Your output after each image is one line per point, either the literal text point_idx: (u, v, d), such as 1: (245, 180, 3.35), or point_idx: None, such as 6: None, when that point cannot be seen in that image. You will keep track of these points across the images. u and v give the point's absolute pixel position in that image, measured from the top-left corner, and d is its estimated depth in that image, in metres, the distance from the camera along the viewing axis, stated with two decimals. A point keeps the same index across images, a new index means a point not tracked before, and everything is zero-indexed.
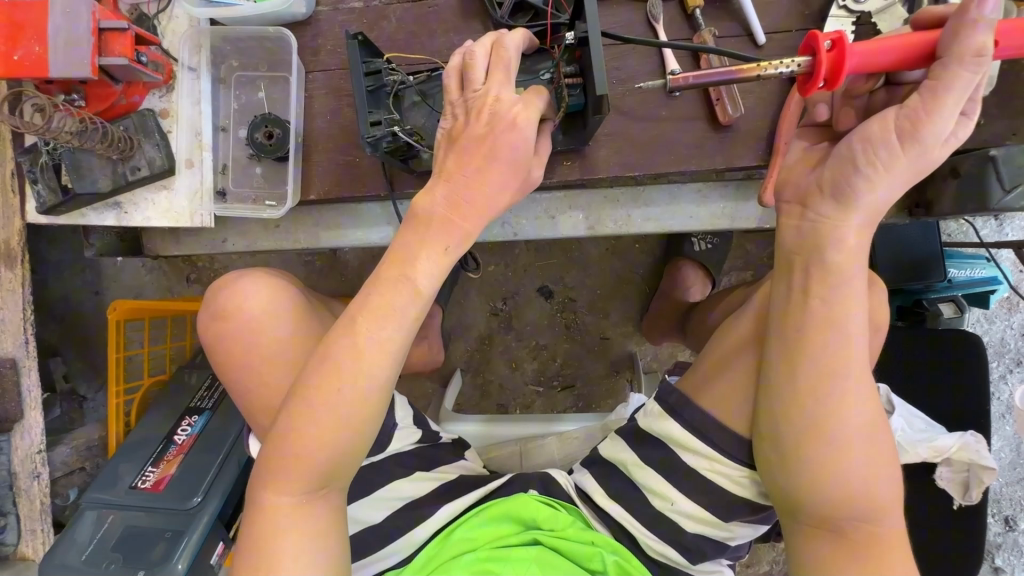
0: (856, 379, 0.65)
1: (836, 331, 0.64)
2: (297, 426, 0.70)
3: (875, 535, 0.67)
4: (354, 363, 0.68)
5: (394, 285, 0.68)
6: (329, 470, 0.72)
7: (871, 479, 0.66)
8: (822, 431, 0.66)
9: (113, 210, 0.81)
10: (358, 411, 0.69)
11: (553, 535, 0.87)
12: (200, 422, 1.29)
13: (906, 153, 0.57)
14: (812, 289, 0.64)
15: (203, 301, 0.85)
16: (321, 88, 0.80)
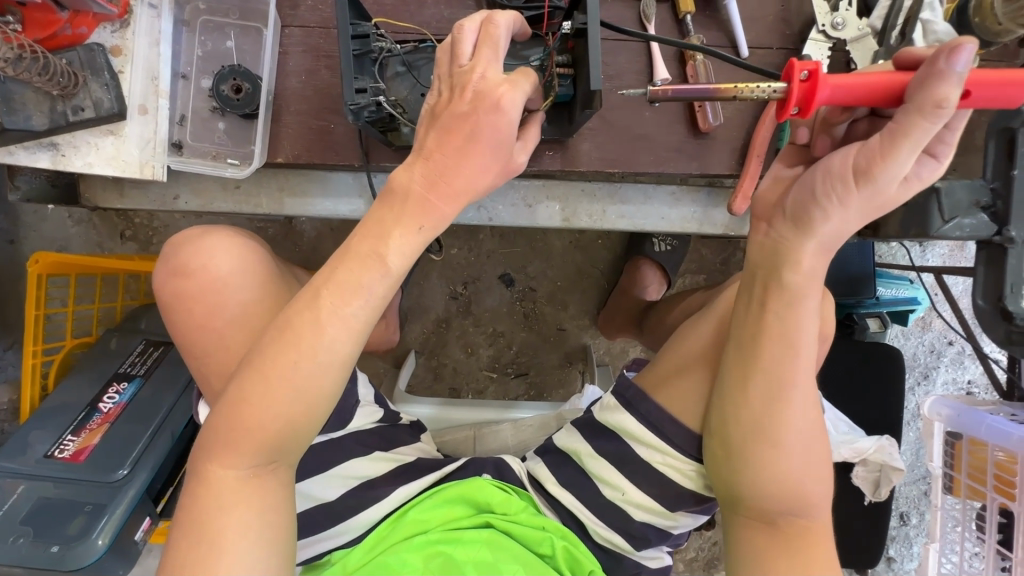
0: (800, 386, 0.70)
1: (788, 341, 0.69)
2: (248, 400, 0.67)
3: (805, 529, 0.73)
4: (315, 340, 0.66)
5: (361, 263, 0.66)
6: (284, 444, 0.70)
7: (806, 477, 0.71)
8: (766, 433, 0.70)
9: (48, 152, 0.73)
10: (316, 390, 0.67)
11: (505, 519, 0.89)
12: (129, 390, 1.22)
13: (860, 190, 0.61)
14: (769, 300, 0.68)
15: (161, 255, 0.79)
16: (297, 45, 0.75)
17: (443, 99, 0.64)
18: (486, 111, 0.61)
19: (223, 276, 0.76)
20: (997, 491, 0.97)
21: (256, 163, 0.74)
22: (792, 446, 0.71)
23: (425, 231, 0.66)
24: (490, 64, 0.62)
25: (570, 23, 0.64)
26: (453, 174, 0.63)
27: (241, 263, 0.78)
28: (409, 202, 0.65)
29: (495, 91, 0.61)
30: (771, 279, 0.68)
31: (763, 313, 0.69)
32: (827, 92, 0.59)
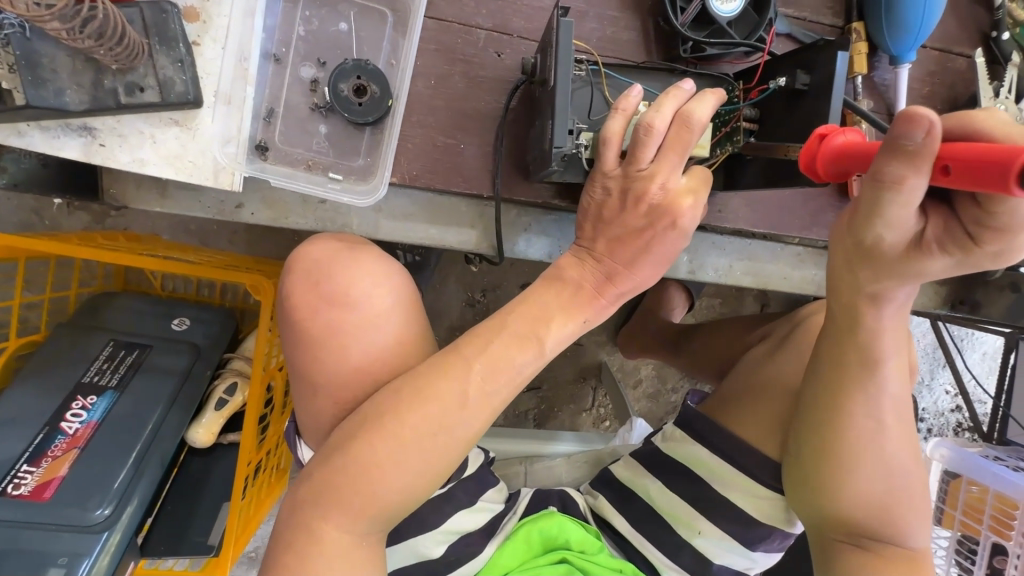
0: (887, 408, 0.59)
1: (872, 363, 0.57)
2: (383, 466, 0.51)
3: (903, 556, 0.61)
4: (454, 412, 0.52)
5: (515, 342, 0.54)
6: (393, 516, 0.54)
7: (895, 499, 0.60)
8: (843, 461, 0.59)
9: (79, 137, 0.54)
10: (444, 461, 0.53)
11: (584, 558, 0.82)
12: (102, 406, 0.91)
13: (883, 260, 0.49)
14: (842, 328, 0.57)
15: (295, 264, 0.61)
16: (429, 42, 0.61)
17: (613, 202, 0.55)
18: (663, 230, 0.54)
19: (389, 315, 0.59)
20: (993, 530, 1.10)
21: (379, 190, 0.60)
22: (878, 472, 0.59)
23: (588, 324, 0.56)
24: (672, 175, 0.53)
25: (789, 81, 0.56)
26: (626, 276, 0.56)
27: (404, 299, 0.61)
28: (578, 293, 0.56)
29: (677, 209, 0.53)
30: (837, 306, 0.56)
31: (841, 340, 0.57)
32: (829, 151, 0.47)
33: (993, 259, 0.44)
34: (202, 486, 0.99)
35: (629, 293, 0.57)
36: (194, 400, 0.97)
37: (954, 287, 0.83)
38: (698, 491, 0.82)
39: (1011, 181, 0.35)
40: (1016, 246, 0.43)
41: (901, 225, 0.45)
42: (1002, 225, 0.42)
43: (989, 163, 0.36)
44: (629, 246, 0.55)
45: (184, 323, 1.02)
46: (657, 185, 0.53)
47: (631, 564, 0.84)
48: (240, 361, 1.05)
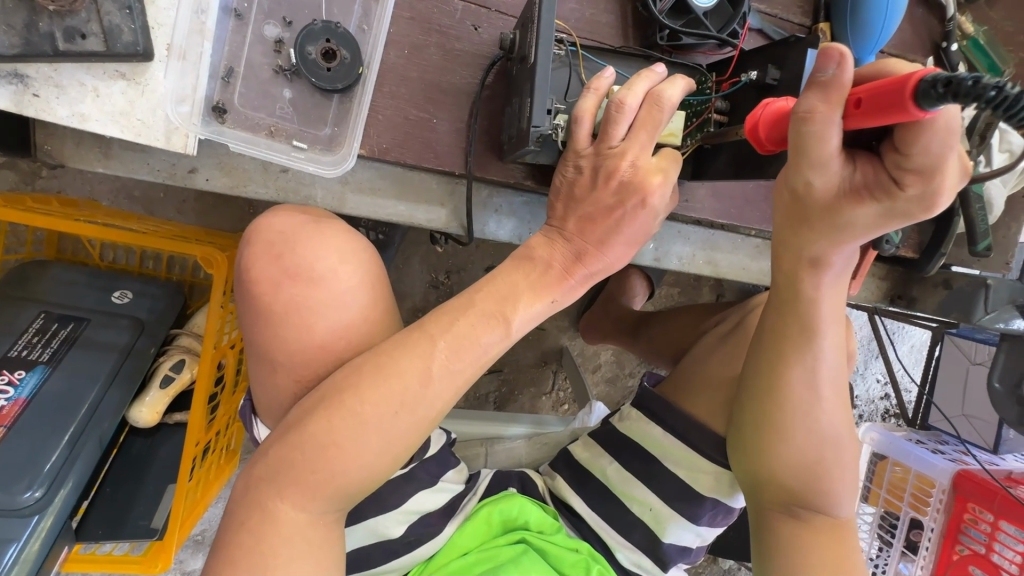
0: (824, 378, 0.60)
1: (813, 330, 0.57)
2: (339, 442, 0.50)
3: (830, 523, 0.63)
4: (416, 392, 0.51)
5: (483, 321, 0.53)
6: (351, 495, 0.52)
7: (826, 465, 0.61)
8: (778, 426, 0.61)
9: (8, 85, 0.49)
10: (406, 439, 0.52)
11: (542, 538, 0.84)
12: (30, 382, 0.84)
13: (819, 214, 0.48)
14: (785, 297, 0.57)
15: (253, 231, 0.58)
16: (403, 10, 0.59)
17: (585, 180, 0.55)
18: (633, 208, 0.54)
19: (355, 292, 0.57)
20: (911, 506, 1.21)
21: (348, 160, 0.58)
22: (813, 439, 0.61)
23: (556, 304, 0.56)
24: (644, 153, 0.53)
25: (759, 74, 0.58)
26: (597, 256, 0.56)
27: (371, 278, 0.59)
28: (546, 274, 0.55)
29: (647, 186, 0.53)
30: (778, 274, 0.56)
31: (784, 310, 0.58)
32: (767, 115, 0.47)
33: (918, 204, 0.42)
34: (144, 467, 0.94)
35: (598, 275, 0.57)
36: (135, 378, 0.91)
37: (895, 284, 0.88)
38: (651, 469, 0.85)
39: (909, 100, 0.36)
40: (942, 189, 0.42)
41: (828, 167, 0.44)
42: (921, 166, 0.40)
43: (892, 90, 0.37)
44: (598, 227, 0.55)
45: (125, 297, 0.96)
46: (627, 161, 0.53)
47: (586, 543, 0.87)
48: (188, 337, 0.99)
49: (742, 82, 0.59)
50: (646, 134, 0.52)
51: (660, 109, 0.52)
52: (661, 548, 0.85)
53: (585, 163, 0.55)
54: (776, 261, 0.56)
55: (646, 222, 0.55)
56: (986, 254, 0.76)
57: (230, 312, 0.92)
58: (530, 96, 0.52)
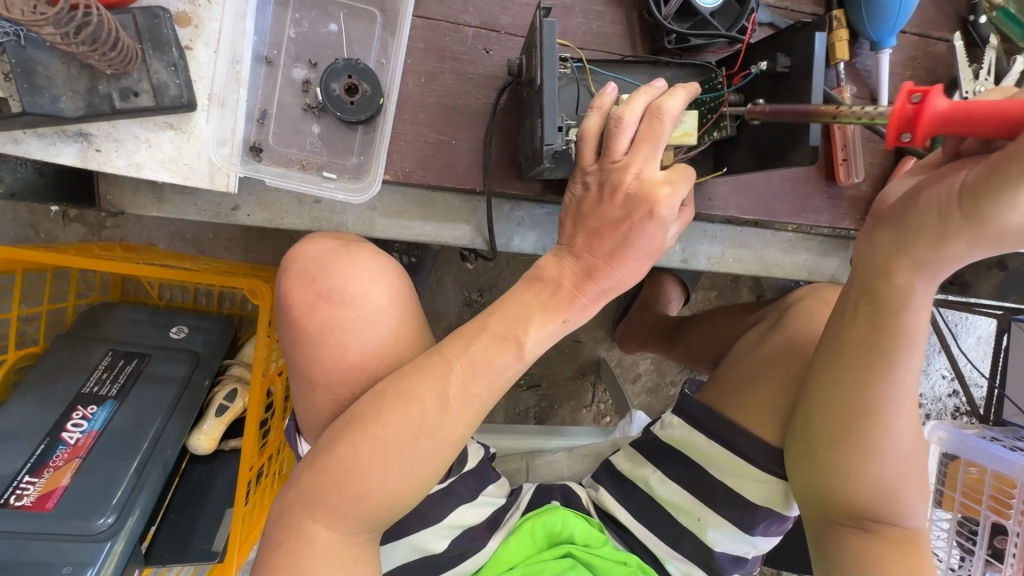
0: (905, 389, 0.60)
1: (907, 342, 0.57)
2: (364, 466, 0.51)
3: (901, 534, 0.64)
4: (435, 414, 0.52)
5: (495, 343, 0.53)
6: (383, 516, 0.53)
7: (902, 478, 0.62)
8: (859, 440, 0.61)
9: (74, 144, 0.55)
10: (429, 461, 0.52)
11: (588, 551, 0.82)
12: (102, 415, 0.92)
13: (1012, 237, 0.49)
14: (872, 305, 0.57)
15: (287, 261, 0.62)
16: (418, 40, 0.62)
17: (592, 196, 0.55)
18: (641, 220, 0.53)
19: (385, 311, 0.59)
20: (992, 509, 1.11)
21: (373, 185, 0.61)
22: (891, 455, 0.61)
23: (569, 324, 0.55)
24: (648, 165, 0.53)
25: (770, 64, 0.57)
26: (608, 274, 0.55)
27: (401, 297, 0.61)
28: (557, 293, 0.54)
29: (653, 198, 0.52)
30: (863, 281, 0.57)
31: (863, 320, 0.58)
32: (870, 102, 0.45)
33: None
34: (204, 493, 0.99)
35: (611, 292, 0.56)
36: (192, 408, 0.97)
37: None
38: (694, 474, 0.83)
39: None
40: None
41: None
42: None
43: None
44: (608, 244, 0.54)
45: (182, 331, 1.03)
46: (631, 173, 0.53)
47: (634, 555, 0.84)
48: (239, 367, 1.05)
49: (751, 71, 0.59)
50: (648, 145, 0.52)
51: (661, 120, 0.51)
52: (713, 558, 0.82)
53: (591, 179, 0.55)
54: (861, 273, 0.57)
55: (657, 237, 0.54)
56: None
57: (275, 341, 0.97)
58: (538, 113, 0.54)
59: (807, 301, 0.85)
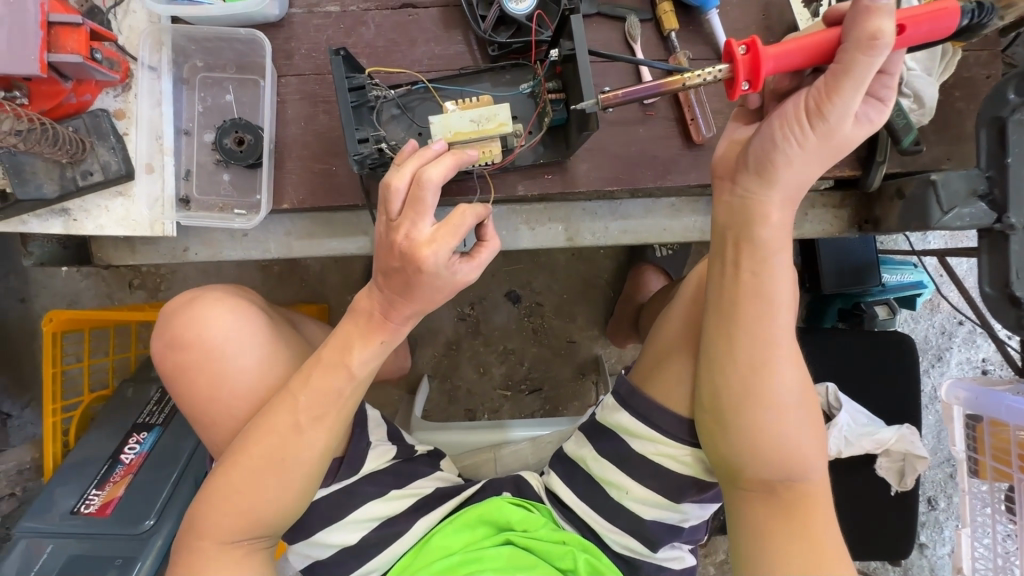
0: (780, 343, 0.67)
1: (765, 308, 0.67)
2: (242, 486, 0.70)
3: (803, 492, 0.69)
4: (293, 436, 0.70)
5: (331, 370, 0.71)
6: (273, 524, 0.72)
7: (793, 433, 0.68)
8: (754, 396, 0.67)
9: (59, 218, 0.75)
10: (294, 474, 0.71)
11: (526, 536, 0.88)
12: (150, 439, 1.15)
13: (825, 136, 0.59)
14: (727, 272, 0.68)
15: (163, 317, 0.80)
16: (294, 93, 0.77)
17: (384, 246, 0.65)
18: (415, 271, 0.63)
19: (232, 342, 0.76)
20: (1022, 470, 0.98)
21: (262, 213, 0.76)
22: (780, 416, 0.67)
23: (386, 343, 0.71)
24: (416, 226, 0.62)
25: (559, 51, 0.67)
26: (403, 304, 0.68)
27: (242, 330, 0.77)
28: (369, 321, 0.71)
29: (416, 256, 0.61)
30: (730, 248, 0.67)
31: (721, 286, 0.68)
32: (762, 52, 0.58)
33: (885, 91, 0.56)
34: None
35: (412, 315, 0.69)
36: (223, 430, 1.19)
37: (858, 208, 0.82)
38: (618, 449, 0.85)
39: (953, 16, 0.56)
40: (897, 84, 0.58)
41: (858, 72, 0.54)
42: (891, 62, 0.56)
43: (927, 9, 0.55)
44: (397, 283, 0.66)
45: None
46: (403, 235, 0.63)
47: (578, 537, 0.88)
48: None
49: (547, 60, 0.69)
50: (415, 212, 0.62)
51: (418, 192, 0.60)
52: (646, 527, 0.85)
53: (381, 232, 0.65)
54: (735, 261, 0.67)
55: (433, 283, 0.64)
56: (918, 149, 0.70)
57: None
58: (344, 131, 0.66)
59: (700, 265, 0.87)
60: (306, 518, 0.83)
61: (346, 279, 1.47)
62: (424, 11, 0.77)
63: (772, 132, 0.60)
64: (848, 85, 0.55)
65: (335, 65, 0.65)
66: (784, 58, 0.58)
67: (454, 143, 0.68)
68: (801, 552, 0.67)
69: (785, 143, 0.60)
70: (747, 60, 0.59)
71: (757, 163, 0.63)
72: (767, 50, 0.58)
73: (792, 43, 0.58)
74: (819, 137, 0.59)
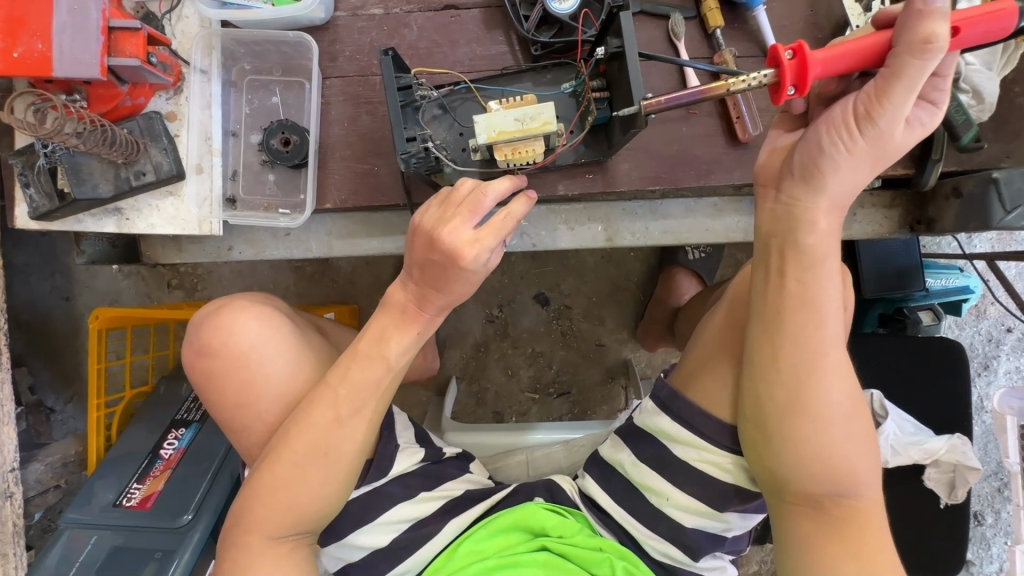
0: (828, 348, 0.65)
1: (811, 312, 0.64)
2: (286, 485, 0.70)
3: (855, 508, 0.66)
4: (334, 430, 0.71)
5: (367, 362, 0.72)
6: (316, 518, 0.73)
7: (844, 440, 0.65)
8: (799, 404, 0.65)
9: (113, 217, 0.78)
10: (335, 466, 0.72)
11: (562, 542, 0.87)
12: (188, 435, 1.18)
13: (873, 139, 0.58)
14: (769, 274, 0.65)
15: (195, 321, 0.81)
16: (338, 94, 0.78)
17: (422, 244, 0.67)
18: (453, 268, 0.66)
19: (260, 344, 0.77)
20: None
21: (307, 212, 0.77)
22: (829, 429, 0.65)
23: (421, 334, 0.74)
24: (463, 225, 0.65)
25: (606, 48, 0.66)
26: (438, 297, 0.70)
27: (269, 331, 0.78)
28: (403, 313, 0.73)
29: (459, 254, 0.64)
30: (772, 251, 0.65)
31: (762, 288, 0.66)
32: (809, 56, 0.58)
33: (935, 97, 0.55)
34: None
35: (449, 304, 0.71)
36: None
37: (910, 208, 0.80)
38: (657, 454, 0.83)
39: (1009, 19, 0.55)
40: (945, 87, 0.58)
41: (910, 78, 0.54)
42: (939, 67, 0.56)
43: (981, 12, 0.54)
44: (433, 279, 0.68)
45: None
46: (447, 232, 0.65)
47: (617, 544, 0.87)
48: None
49: (593, 58, 0.68)
50: (464, 216, 0.65)
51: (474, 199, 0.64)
52: (686, 535, 0.83)
53: (426, 221, 0.67)
54: (777, 267, 0.65)
55: (468, 281, 0.67)
56: (980, 147, 0.69)
57: None
58: (391, 129, 0.66)
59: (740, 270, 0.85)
60: (348, 515, 0.84)
61: (376, 281, 1.48)
62: (466, 13, 0.77)
63: (820, 136, 0.59)
64: (901, 89, 0.54)
65: (382, 65, 0.65)
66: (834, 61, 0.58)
67: (499, 142, 0.68)
68: (855, 563, 0.65)
69: (834, 148, 0.59)
70: (794, 65, 0.58)
71: (803, 170, 0.62)
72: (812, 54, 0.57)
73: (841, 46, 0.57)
74: (872, 141, 0.58)
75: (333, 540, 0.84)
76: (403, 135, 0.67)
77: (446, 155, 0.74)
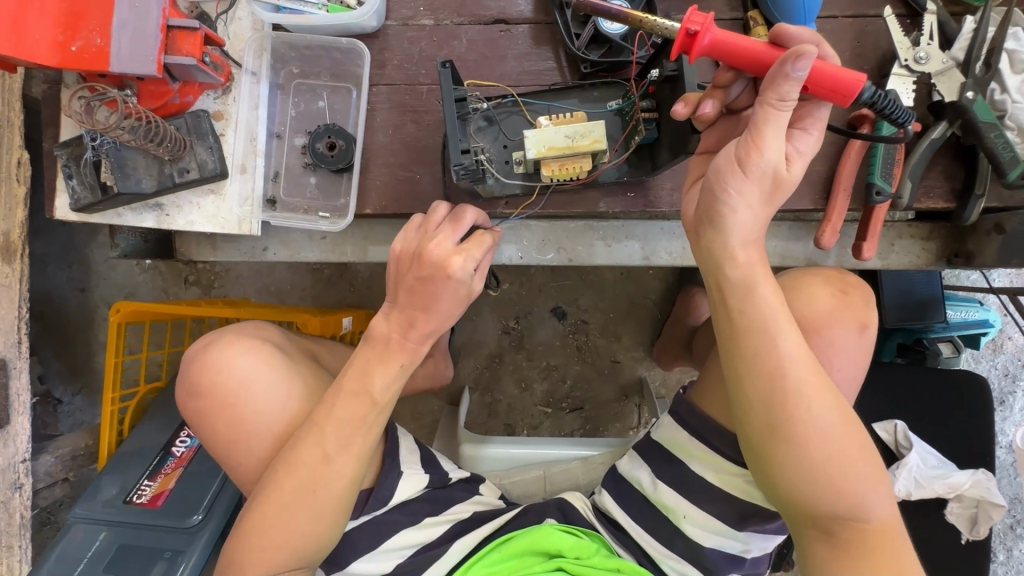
0: (792, 373, 0.62)
1: (767, 341, 0.62)
2: (272, 518, 0.69)
3: (865, 530, 0.64)
4: (334, 455, 0.69)
5: (362, 394, 0.69)
6: (318, 549, 0.71)
7: (839, 465, 0.63)
8: (781, 432, 0.62)
9: (153, 212, 0.77)
10: (326, 501, 0.69)
11: (579, 564, 0.84)
12: None
13: (763, 179, 0.59)
14: (729, 302, 0.63)
15: (183, 362, 0.80)
16: (385, 102, 0.78)
17: (408, 262, 0.68)
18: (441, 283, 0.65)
19: (247, 378, 0.76)
20: None
21: (348, 217, 0.77)
22: (813, 456, 0.62)
23: (405, 367, 0.70)
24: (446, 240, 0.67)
25: (661, 70, 0.67)
26: (426, 320, 0.69)
27: (252, 367, 0.77)
28: (386, 348, 0.70)
29: (446, 265, 0.65)
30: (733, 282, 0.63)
31: (730, 319, 0.64)
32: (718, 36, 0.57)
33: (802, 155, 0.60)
34: None
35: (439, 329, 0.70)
36: None
37: (948, 240, 0.81)
38: (681, 474, 0.82)
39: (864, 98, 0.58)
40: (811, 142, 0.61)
41: (768, 135, 0.57)
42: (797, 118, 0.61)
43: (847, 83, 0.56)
44: (416, 302, 0.68)
45: None
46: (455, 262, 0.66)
47: (635, 566, 0.85)
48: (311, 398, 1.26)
49: (646, 79, 0.69)
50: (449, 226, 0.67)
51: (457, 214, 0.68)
52: (704, 555, 0.82)
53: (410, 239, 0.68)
54: (721, 299, 0.64)
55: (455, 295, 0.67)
56: None
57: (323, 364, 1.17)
58: (446, 140, 0.67)
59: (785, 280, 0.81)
60: (368, 525, 0.83)
61: None
62: (516, 28, 0.78)
63: (712, 187, 0.60)
64: (768, 137, 0.57)
65: (441, 77, 0.66)
66: (718, 54, 0.58)
67: (547, 157, 0.68)
68: None
69: (727, 193, 0.60)
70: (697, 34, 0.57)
71: (706, 217, 0.63)
72: (709, 34, 0.57)
73: (739, 38, 0.57)
74: (755, 181, 0.59)
75: (339, 563, 0.82)
76: (458, 147, 0.67)
77: (491, 166, 0.74)
